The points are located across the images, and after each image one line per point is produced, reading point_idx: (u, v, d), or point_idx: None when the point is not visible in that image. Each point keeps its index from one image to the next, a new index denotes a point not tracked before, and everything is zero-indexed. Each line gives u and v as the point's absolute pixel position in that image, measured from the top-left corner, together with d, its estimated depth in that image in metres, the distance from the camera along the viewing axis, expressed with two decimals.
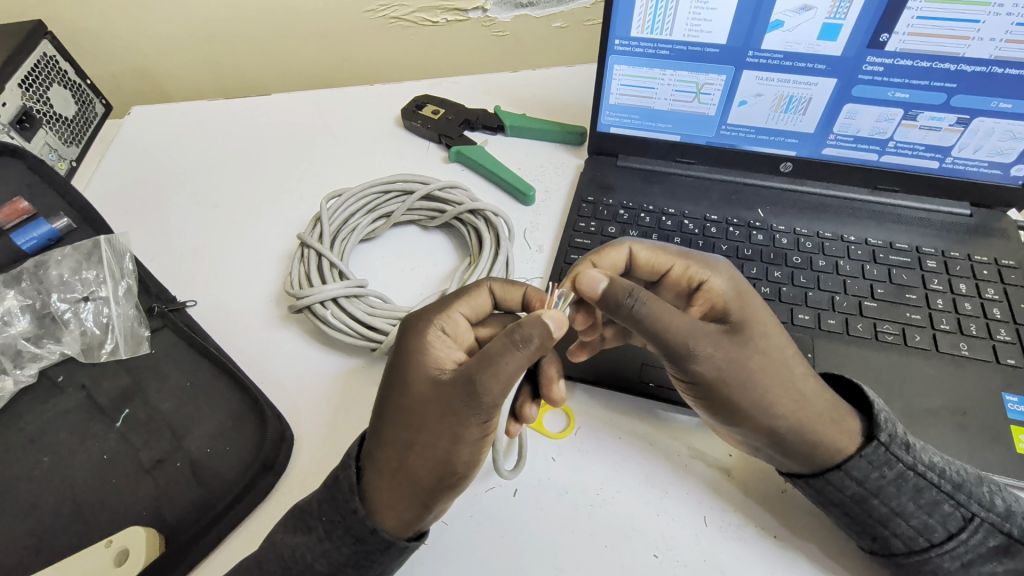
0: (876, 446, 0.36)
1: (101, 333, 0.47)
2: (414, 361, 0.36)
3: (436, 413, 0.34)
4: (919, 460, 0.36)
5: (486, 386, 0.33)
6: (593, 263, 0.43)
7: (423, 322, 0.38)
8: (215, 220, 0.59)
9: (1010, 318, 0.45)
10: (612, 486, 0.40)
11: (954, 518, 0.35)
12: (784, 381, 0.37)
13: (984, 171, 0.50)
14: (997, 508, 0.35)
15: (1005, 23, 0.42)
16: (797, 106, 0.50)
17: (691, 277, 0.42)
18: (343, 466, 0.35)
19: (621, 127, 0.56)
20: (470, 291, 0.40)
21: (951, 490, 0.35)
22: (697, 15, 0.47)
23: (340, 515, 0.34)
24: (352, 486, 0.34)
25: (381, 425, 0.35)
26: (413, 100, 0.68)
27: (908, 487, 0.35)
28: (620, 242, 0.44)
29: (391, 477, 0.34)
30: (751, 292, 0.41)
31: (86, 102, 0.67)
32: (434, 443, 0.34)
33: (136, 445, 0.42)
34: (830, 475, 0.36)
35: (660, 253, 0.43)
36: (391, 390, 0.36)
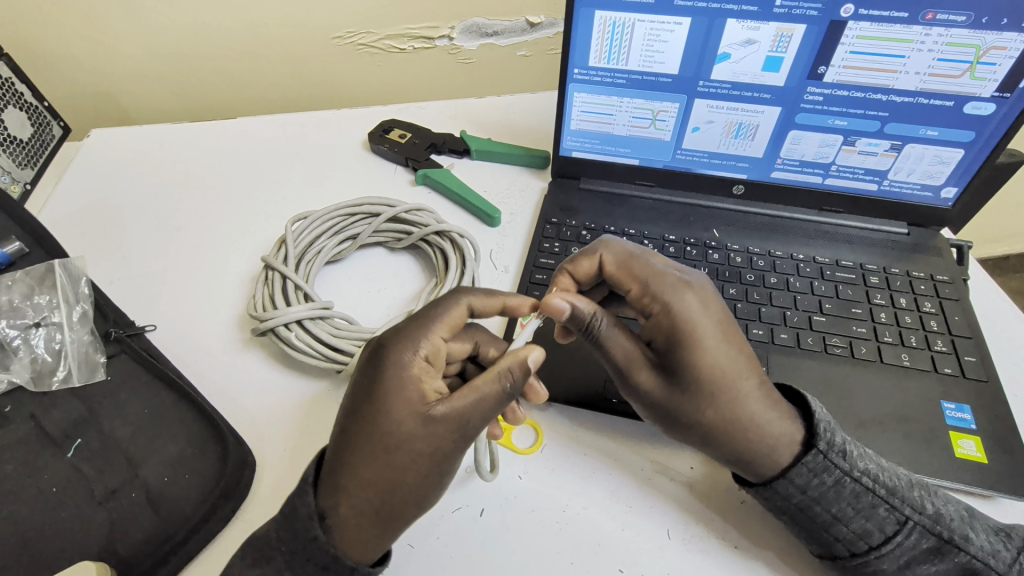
0: (815, 454, 0.37)
1: (53, 360, 0.45)
2: (399, 397, 0.35)
3: (426, 452, 0.34)
4: (855, 466, 0.37)
5: (476, 423, 0.35)
6: (569, 272, 0.44)
7: (407, 352, 0.36)
8: (176, 243, 0.58)
9: (947, 329, 0.48)
10: (578, 502, 0.41)
11: (890, 522, 0.36)
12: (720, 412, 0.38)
13: (918, 193, 0.54)
14: (928, 510, 0.36)
15: (927, 58, 0.45)
16: (746, 132, 0.53)
17: (646, 301, 0.41)
18: (301, 495, 0.35)
19: (583, 151, 0.59)
20: (446, 310, 0.39)
21: (885, 495, 0.37)
22: (651, 46, 0.50)
23: (300, 542, 0.34)
24: (311, 513, 0.34)
25: (354, 458, 0.34)
26: (380, 124, 0.69)
27: (846, 493, 0.37)
28: (594, 250, 0.43)
29: (362, 511, 0.34)
30: (707, 327, 0.39)
31: (43, 125, 0.65)
32: (419, 479, 0.34)
33: (88, 477, 0.40)
34: (775, 484, 0.37)
35: (625, 269, 0.42)
36: (370, 425, 0.34)
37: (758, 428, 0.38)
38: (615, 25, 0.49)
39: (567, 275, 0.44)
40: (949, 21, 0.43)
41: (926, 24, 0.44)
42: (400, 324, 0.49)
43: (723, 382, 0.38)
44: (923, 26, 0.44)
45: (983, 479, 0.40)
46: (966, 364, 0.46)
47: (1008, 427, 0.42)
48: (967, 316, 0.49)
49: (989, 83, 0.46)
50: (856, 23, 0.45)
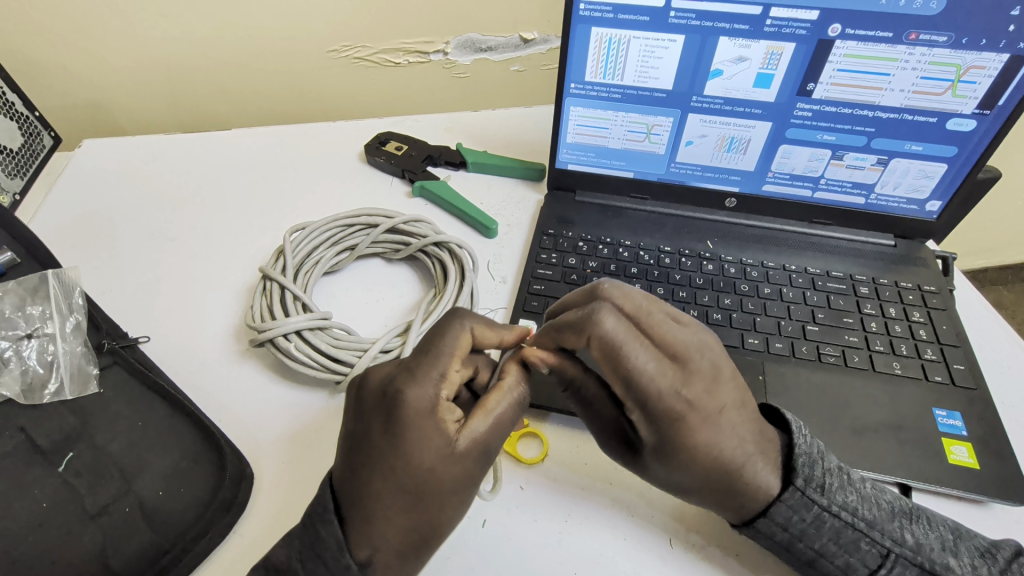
0: (793, 492, 0.37)
1: (45, 372, 0.44)
2: (426, 442, 0.34)
3: (455, 484, 0.35)
4: (834, 502, 0.37)
5: (496, 447, 0.37)
6: (555, 314, 0.42)
7: (426, 396, 0.35)
8: (171, 254, 0.58)
9: (935, 338, 0.49)
10: (580, 513, 0.41)
11: (872, 555, 0.36)
12: (696, 473, 0.37)
13: (903, 206, 0.55)
14: (909, 541, 0.36)
15: (911, 76, 0.47)
16: (738, 146, 0.55)
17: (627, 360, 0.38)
18: (323, 522, 0.34)
19: (578, 164, 0.60)
20: (453, 339, 0.37)
21: (865, 528, 0.36)
22: (646, 62, 0.51)
23: (330, 572, 0.33)
24: (341, 543, 0.33)
25: (383, 496, 0.34)
26: (376, 137, 0.69)
27: (827, 529, 0.36)
28: (581, 293, 0.40)
29: (401, 550, 0.34)
30: (687, 394, 0.36)
31: (33, 134, 0.65)
32: (450, 509, 0.35)
33: (81, 491, 0.39)
34: (756, 525, 0.37)
35: (608, 319, 0.39)
36: (397, 470, 0.34)
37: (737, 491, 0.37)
38: (611, 42, 0.51)
39: (554, 316, 0.42)
40: (932, 41, 0.45)
41: (909, 44, 0.45)
42: (399, 335, 0.49)
43: (701, 450, 0.37)
44: (907, 45, 0.46)
45: (975, 485, 0.41)
46: (954, 372, 0.47)
47: (997, 433, 0.43)
48: (954, 325, 0.50)
49: (970, 100, 0.47)
50: (844, 42, 0.47)
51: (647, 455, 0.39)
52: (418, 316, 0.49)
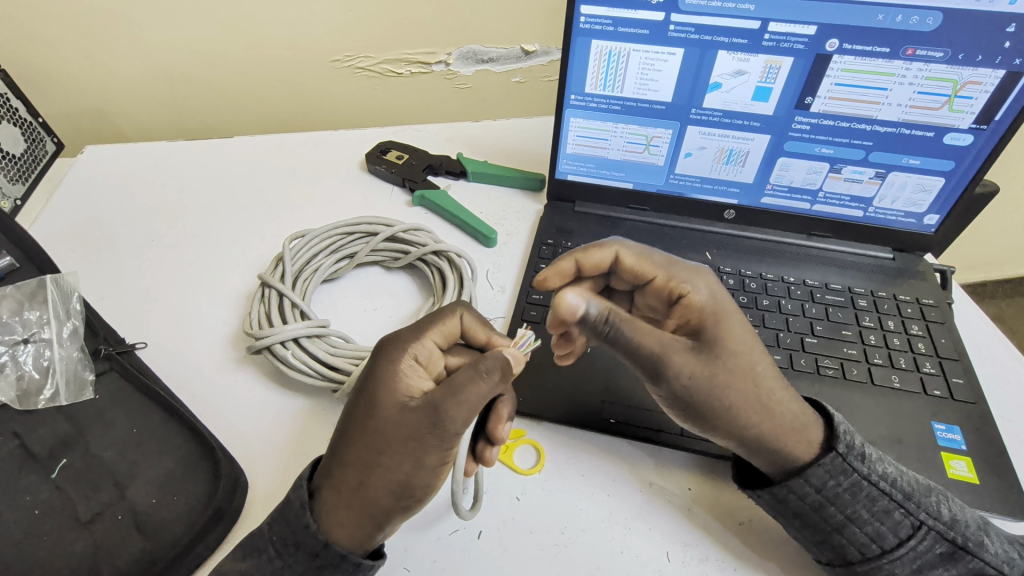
0: (834, 456, 0.38)
1: (41, 378, 0.44)
2: (383, 385, 0.35)
3: (400, 437, 0.33)
4: (874, 470, 0.38)
5: (452, 415, 0.34)
6: (577, 259, 0.46)
7: (397, 349, 0.38)
8: (170, 261, 0.58)
9: (934, 351, 0.49)
10: (578, 523, 0.41)
11: (904, 526, 0.37)
12: (752, 387, 0.38)
13: (901, 220, 0.56)
14: (944, 516, 0.37)
15: (908, 91, 0.47)
16: (737, 158, 0.55)
17: (672, 288, 0.43)
18: (295, 486, 0.36)
19: (578, 174, 0.60)
20: (441, 319, 0.40)
21: (901, 499, 0.37)
22: (646, 75, 0.51)
23: (291, 533, 0.35)
24: (303, 503, 0.35)
25: (340, 446, 0.35)
26: (378, 145, 0.70)
27: (862, 496, 0.37)
28: (608, 244, 0.46)
29: (348, 507, 0.34)
30: (731, 307, 0.41)
31: (36, 140, 0.65)
32: (394, 465, 0.33)
33: (73, 498, 0.39)
34: (791, 483, 0.38)
35: (644, 262, 0.44)
36: (355, 410, 0.35)
37: (785, 407, 0.39)
38: (611, 54, 0.51)
39: (573, 261, 0.47)
40: (929, 57, 0.46)
41: (906, 59, 0.46)
42: None
43: (744, 357, 0.39)
44: (904, 60, 0.46)
45: (976, 499, 0.41)
46: (954, 387, 0.47)
47: (998, 448, 0.43)
48: (953, 339, 0.50)
49: (967, 115, 0.48)
50: (842, 56, 0.47)
51: (704, 376, 0.37)
52: None
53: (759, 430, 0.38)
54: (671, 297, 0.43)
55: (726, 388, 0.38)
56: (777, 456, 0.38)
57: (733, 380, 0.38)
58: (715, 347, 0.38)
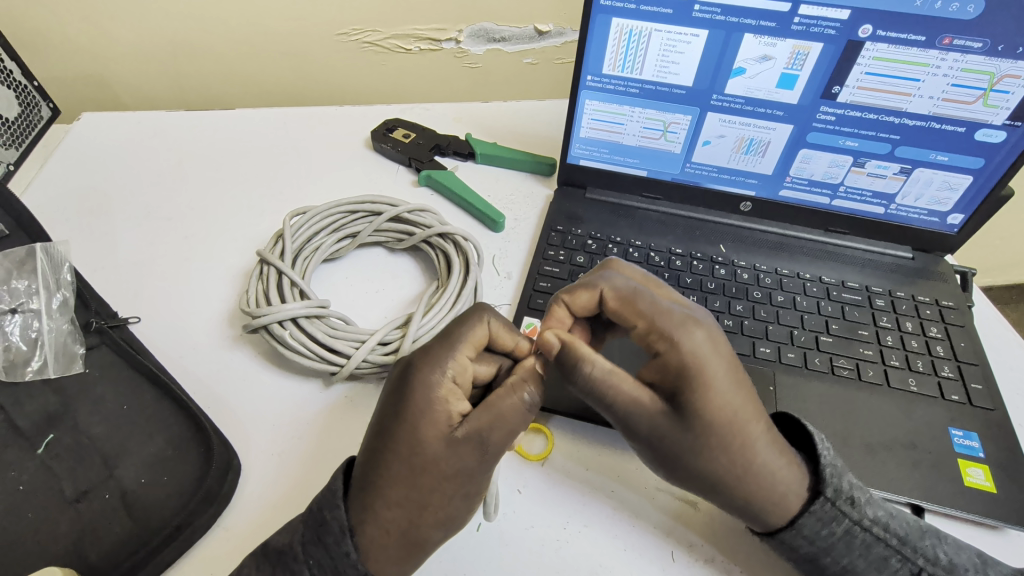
0: (823, 504, 0.36)
1: (28, 350, 0.43)
2: (424, 416, 0.34)
3: (449, 472, 0.34)
4: (866, 515, 0.36)
5: (499, 446, 0.34)
6: (566, 303, 0.42)
7: (433, 372, 0.35)
8: (166, 234, 0.56)
9: (953, 355, 0.48)
10: (579, 520, 0.39)
11: (902, 573, 0.36)
12: (726, 457, 0.36)
13: (924, 218, 0.54)
14: (942, 560, 0.36)
15: (941, 83, 0.45)
16: (757, 148, 0.53)
17: (653, 340, 0.38)
18: (331, 507, 0.33)
19: (591, 160, 0.58)
20: (470, 330, 0.38)
21: (897, 545, 0.36)
22: (666, 57, 0.49)
23: (329, 559, 0.33)
24: (344, 528, 0.33)
25: (380, 480, 0.33)
26: (383, 123, 0.67)
27: (856, 543, 0.36)
28: (595, 285, 0.41)
29: (395, 543, 0.33)
30: (713, 369, 0.36)
31: (31, 105, 0.62)
32: (443, 501, 0.34)
33: (60, 475, 0.38)
34: (783, 536, 0.36)
35: (627, 306, 0.40)
36: (395, 443, 0.34)
37: (771, 470, 0.36)
38: (631, 34, 0.49)
39: (563, 306, 0.42)
40: (966, 47, 0.43)
41: (942, 49, 0.44)
42: (399, 327, 0.46)
43: (720, 431, 0.36)
44: (940, 50, 0.44)
45: (994, 510, 0.40)
46: (972, 392, 0.45)
47: (1016, 456, 0.42)
48: (972, 342, 0.49)
49: (1001, 111, 0.46)
50: (874, 44, 0.45)
51: (668, 443, 0.37)
52: (420, 308, 0.47)
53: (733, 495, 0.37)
54: (652, 346, 0.39)
55: (699, 453, 0.36)
56: (771, 514, 0.36)
57: (703, 447, 0.36)
58: (687, 415, 0.36)
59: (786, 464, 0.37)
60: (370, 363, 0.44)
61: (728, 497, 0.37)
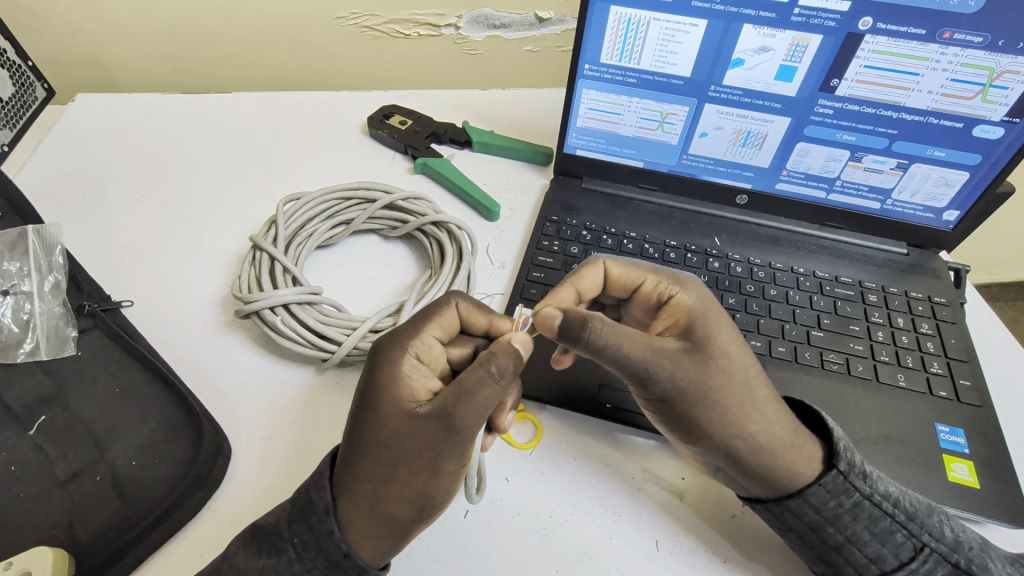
0: (835, 474, 0.37)
1: (20, 331, 0.43)
2: (387, 393, 0.34)
3: (414, 449, 0.33)
4: (876, 490, 0.36)
5: (466, 422, 0.32)
6: (574, 287, 0.43)
7: (397, 350, 0.36)
8: (161, 218, 0.56)
9: (942, 352, 0.48)
10: (566, 508, 0.40)
11: (906, 548, 0.36)
12: (743, 400, 0.38)
13: (919, 214, 0.54)
14: (947, 538, 0.36)
15: (940, 78, 0.45)
16: (754, 141, 0.53)
17: (660, 292, 0.42)
18: (317, 488, 0.34)
19: (587, 149, 0.58)
20: (437, 312, 0.39)
21: (904, 520, 0.36)
22: (665, 47, 0.49)
23: (313, 537, 0.33)
24: (327, 508, 0.33)
25: (353, 458, 0.34)
26: (380, 109, 0.67)
27: (863, 517, 0.36)
28: (595, 259, 0.44)
29: (371, 522, 0.33)
30: (718, 309, 0.41)
31: (25, 85, 0.61)
32: (412, 478, 0.33)
33: (51, 456, 0.38)
34: (788, 502, 0.37)
35: (631, 269, 0.43)
36: (362, 421, 0.34)
37: (777, 416, 0.38)
38: (630, 22, 0.48)
39: (571, 290, 0.43)
40: (966, 42, 0.43)
41: (942, 43, 0.43)
42: (391, 314, 0.47)
43: (737, 378, 0.38)
44: (940, 44, 0.43)
45: (976, 503, 0.40)
46: (960, 388, 0.46)
47: (1001, 452, 0.42)
48: (962, 339, 0.49)
49: (999, 107, 0.45)
50: (874, 36, 0.44)
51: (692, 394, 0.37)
52: (412, 296, 0.47)
53: (748, 444, 0.37)
54: (659, 300, 0.42)
55: (715, 401, 0.37)
56: (778, 474, 0.37)
57: (724, 386, 0.37)
58: (706, 348, 0.38)
59: (789, 424, 0.38)
60: (361, 350, 0.45)
61: (744, 447, 0.37)
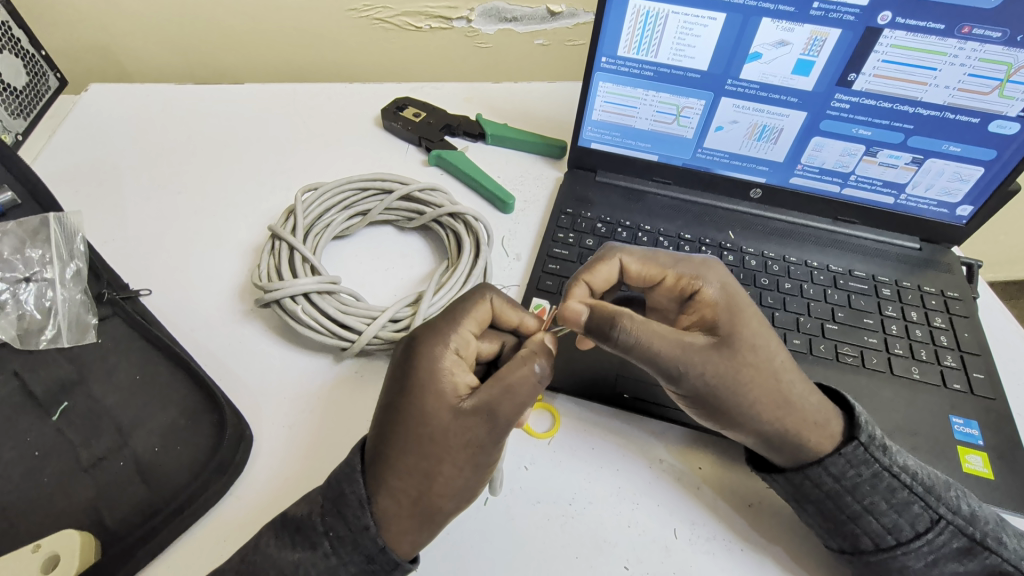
0: (855, 446, 0.37)
1: (42, 318, 0.43)
2: (429, 389, 0.34)
3: (458, 444, 0.33)
4: (895, 462, 0.37)
5: (511, 420, 0.33)
6: (586, 282, 0.43)
7: (438, 345, 0.36)
8: (176, 208, 0.56)
9: (956, 345, 0.48)
10: (584, 496, 0.40)
11: (922, 519, 0.36)
12: (772, 389, 0.38)
13: (933, 209, 0.54)
14: (963, 511, 0.36)
15: (958, 73, 0.45)
16: (770, 135, 0.53)
17: (683, 286, 0.42)
18: (349, 481, 0.34)
19: (602, 143, 0.58)
20: (472, 306, 0.38)
21: (921, 492, 0.36)
22: (683, 41, 0.49)
23: (348, 531, 0.33)
24: (362, 502, 0.33)
25: (391, 452, 0.34)
26: (393, 101, 0.67)
27: (882, 486, 0.36)
28: (611, 255, 0.44)
29: (410, 514, 0.33)
30: (742, 297, 0.41)
31: (38, 74, 0.61)
32: (454, 472, 0.33)
33: (75, 442, 0.38)
34: (809, 470, 0.37)
35: (649, 264, 0.43)
36: (403, 416, 0.34)
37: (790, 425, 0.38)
38: (648, 16, 0.48)
39: (584, 285, 0.43)
40: (985, 37, 0.43)
41: (961, 38, 0.44)
42: (410, 305, 0.47)
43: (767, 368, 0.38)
44: (959, 39, 0.44)
45: (989, 495, 0.40)
46: (974, 381, 0.46)
47: (1013, 446, 0.42)
48: (975, 333, 0.49)
49: (1016, 102, 0.45)
50: (892, 32, 0.45)
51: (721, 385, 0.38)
52: (430, 287, 0.47)
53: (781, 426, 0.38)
54: (682, 293, 0.43)
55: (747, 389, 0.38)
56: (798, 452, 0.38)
57: (753, 378, 0.38)
58: (733, 343, 0.38)
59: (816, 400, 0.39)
60: (381, 339, 0.45)
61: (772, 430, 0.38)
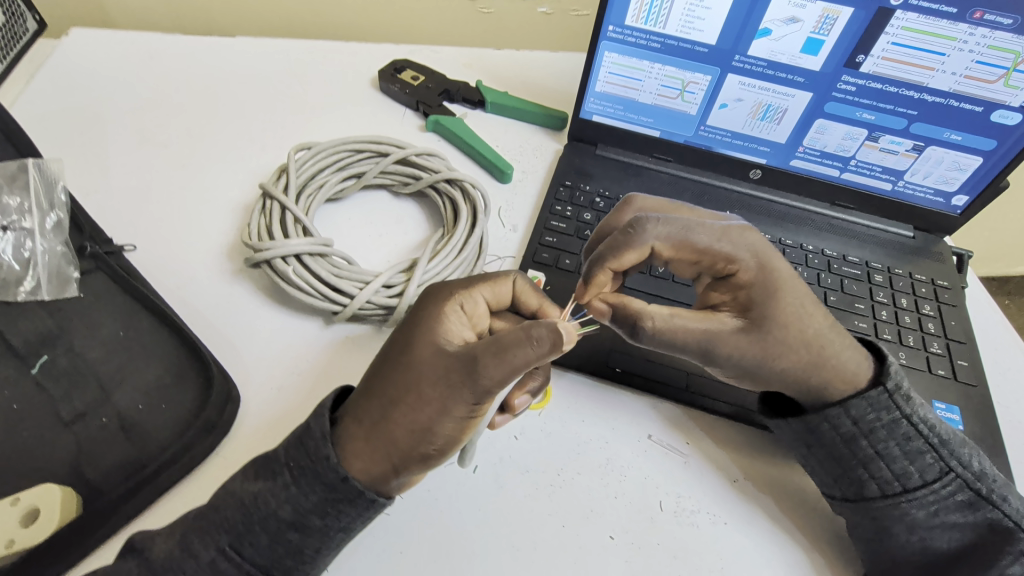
0: (881, 391, 0.38)
1: (21, 269, 0.41)
2: (427, 324, 0.35)
3: (429, 379, 0.32)
4: (916, 412, 0.38)
5: (487, 372, 0.31)
6: (613, 268, 0.40)
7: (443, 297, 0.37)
8: (162, 162, 0.54)
9: (943, 333, 0.49)
10: (573, 467, 0.40)
11: (933, 469, 0.37)
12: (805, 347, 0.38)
13: (929, 197, 0.54)
14: (974, 467, 0.37)
15: (966, 59, 0.45)
16: (774, 114, 0.52)
17: (717, 267, 0.40)
18: (315, 415, 0.34)
19: (604, 116, 0.57)
20: (495, 280, 0.38)
21: (936, 444, 0.37)
22: (692, 12, 0.48)
23: (308, 460, 0.33)
24: (324, 435, 0.33)
25: (375, 378, 0.34)
26: (391, 63, 0.65)
27: (898, 433, 0.38)
28: (643, 241, 0.39)
29: (369, 443, 0.32)
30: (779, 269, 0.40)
31: (16, 14, 0.58)
32: (419, 408, 0.32)
33: (54, 396, 0.37)
34: (828, 412, 0.39)
35: (683, 248, 0.40)
36: (396, 346, 0.35)
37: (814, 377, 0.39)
38: None
39: (610, 271, 0.40)
40: (996, 23, 0.43)
41: (972, 23, 0.43)
42: (404, 271, 0.46)
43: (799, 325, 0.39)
44: (970, 25, 0.43)
45: None
46: (957, 368, 0.47)
47: (991, 431, 0.44)
48: (961, 322, 0.50)
49: (1020, 93, 0.45)
50: (904, 13, 0.44)
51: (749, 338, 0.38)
52: (425, 253, 0.47)
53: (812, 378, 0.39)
54: (714, 271, 0.41)
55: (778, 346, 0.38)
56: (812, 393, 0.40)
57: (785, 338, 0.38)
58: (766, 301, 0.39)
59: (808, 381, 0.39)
60: (372, 305, 0.44)
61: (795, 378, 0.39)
